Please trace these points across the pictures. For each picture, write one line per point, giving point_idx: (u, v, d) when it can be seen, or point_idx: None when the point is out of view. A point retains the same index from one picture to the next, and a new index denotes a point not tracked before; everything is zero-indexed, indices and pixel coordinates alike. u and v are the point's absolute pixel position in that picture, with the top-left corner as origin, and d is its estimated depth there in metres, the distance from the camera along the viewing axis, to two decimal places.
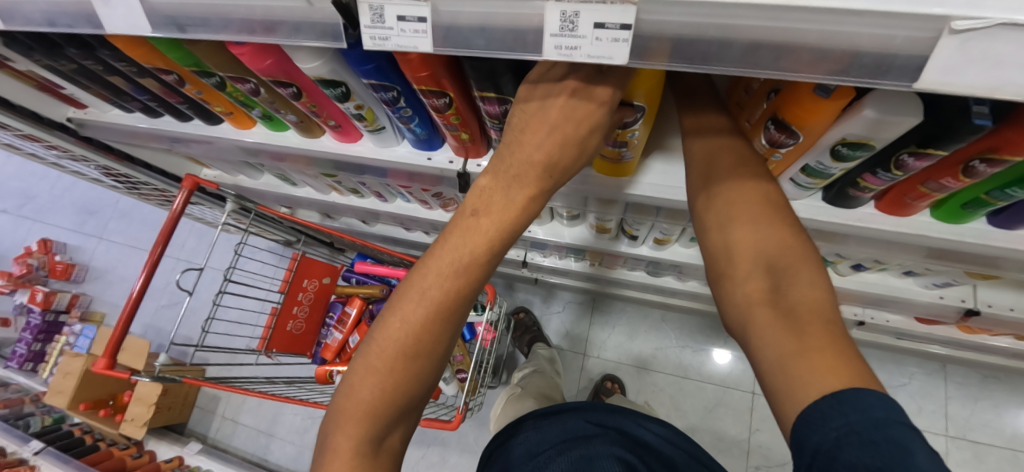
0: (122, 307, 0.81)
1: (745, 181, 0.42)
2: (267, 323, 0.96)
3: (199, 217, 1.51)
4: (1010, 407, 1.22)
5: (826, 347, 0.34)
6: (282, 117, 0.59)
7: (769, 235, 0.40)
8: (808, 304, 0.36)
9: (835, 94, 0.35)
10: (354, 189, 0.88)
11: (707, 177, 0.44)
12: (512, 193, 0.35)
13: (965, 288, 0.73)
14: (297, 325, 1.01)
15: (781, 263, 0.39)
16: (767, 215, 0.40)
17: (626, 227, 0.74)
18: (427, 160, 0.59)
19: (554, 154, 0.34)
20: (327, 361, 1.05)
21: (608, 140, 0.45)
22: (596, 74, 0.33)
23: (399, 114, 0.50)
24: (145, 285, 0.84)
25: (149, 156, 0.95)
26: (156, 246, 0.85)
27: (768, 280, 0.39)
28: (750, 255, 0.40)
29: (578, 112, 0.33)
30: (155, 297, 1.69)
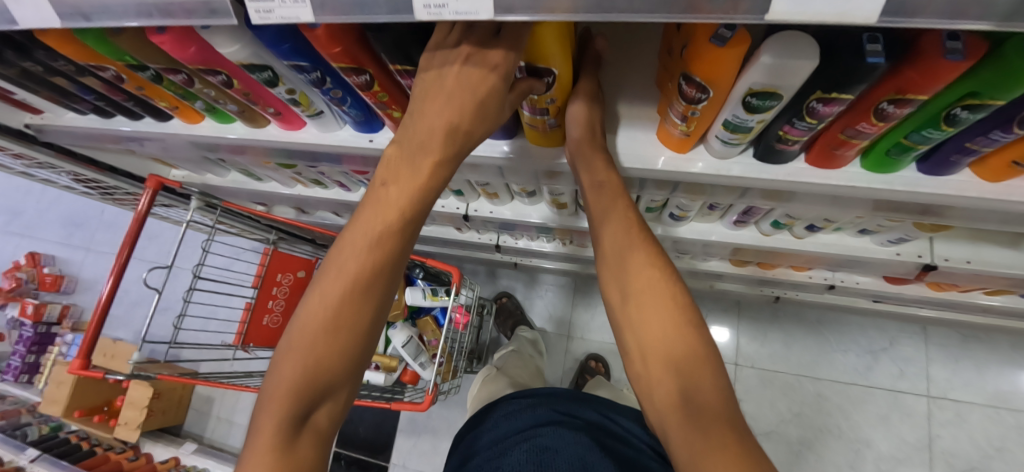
0: (94, 308, 0.82)
1: (643, 274, 0.45)
2: (242, 318, 0.97)
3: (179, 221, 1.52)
4: (991, 364, 1.22)
5: (727, 442, 0.37)
6: (224, 108, 0.60)
7: (672, 338, 0.42)
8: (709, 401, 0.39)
9: (732, 41, 0.35)
10: (317, 179, 0.88)
11: (614, 273, 0.47)
12: (418, 161, 0.37)
13: (922, 244, 0.73)
14: (274, 319, 1.01)
15: (683, 359, 0.42)
16: (675, 322, 0.43)
17: (581, 200, 0.74)
18: (369, 142, 0.59)
19: (455, 119, 0.36)
20: None
21: (530, 109, 0.46)
22: (484, 39, 0.34)
23: (330, 95, 0.51)
24: (116, 284, 0.85)
25: (115, 160, 0.95)
26: (124, 247, 0.85)
27: (678, 385, 0.41)
28: (661, 320, 0.43)
29: (472, 76, 0.35)
30: (145, 304, 1.71)
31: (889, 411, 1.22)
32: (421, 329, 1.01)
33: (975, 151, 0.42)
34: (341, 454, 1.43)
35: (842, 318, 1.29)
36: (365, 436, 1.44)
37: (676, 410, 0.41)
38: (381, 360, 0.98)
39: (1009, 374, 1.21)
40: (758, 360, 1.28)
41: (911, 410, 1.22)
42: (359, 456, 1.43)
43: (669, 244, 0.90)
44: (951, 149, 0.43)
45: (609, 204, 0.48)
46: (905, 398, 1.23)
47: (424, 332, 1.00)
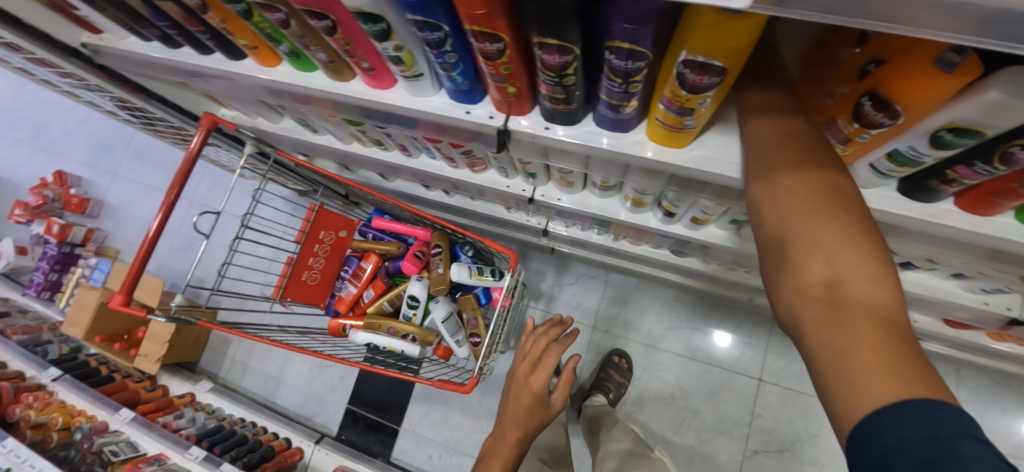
0: (139, 245, 0.79)
1: (786, 154, 0.38)
2: (283, 272, 0.95)
3: (216, 161, 1.47)
4: (1018, 414, 1.21)
5: (878, 346, 0.28)
6: (311, 55, 0.55)
7: (823, 226, 0.33)
8: (865, 289, 0.30)
9: (960, 69, 0.31)
10: (378, 140, 0.83)
11: (761, 163, 0.39)
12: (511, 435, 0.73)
13: (1013, 297, 0.69)
14: (312, 276, 0.99)
15: (834, 240, 0.32)
16: (831, 208, 0.34)
17: (664, 202, 0.69)
18: (465, 114, 0.54)
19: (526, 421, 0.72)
20: (340, 314, 1.02)
21: (671, 106, 0.42)
22: (538, 347, 0.76)
23: (442, 59, 0.46)
24: (163, 223, 0.82)
25: (165, 91, 0.90)
26: (172, 188, 0.82)
27: (822, 268, 0.32)
28: (801, 183, 0.35)
29: (532, 375, 0.73)
30: (168, 237, 1.70)
31: None
32: (461, 305, 0.97)
33: None
34: (352, 411, 1.44)
35: None
36: (377, 398, 1.45)
37: (814, 297, 0.32)
38: (418, 333, 0.94)
39: None
40: (783, 378, 1.26)
41: None
42: (369, 415, 1.44)
43: (733, 257, 0.86)
44: None
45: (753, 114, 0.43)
46: None
47: (463, 309, 0.97)
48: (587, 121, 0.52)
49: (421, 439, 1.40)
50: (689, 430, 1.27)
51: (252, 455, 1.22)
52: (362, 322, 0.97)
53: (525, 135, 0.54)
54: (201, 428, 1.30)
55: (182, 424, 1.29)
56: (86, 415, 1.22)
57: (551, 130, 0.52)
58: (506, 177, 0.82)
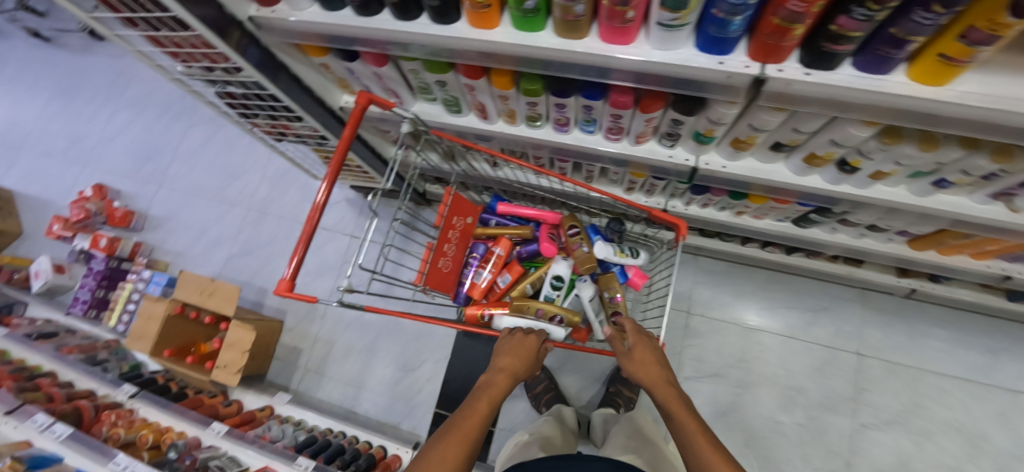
0: (294, 255, 0.75)
1: (661, 375, 0.72)
2: (422, 258, 0.91)
3: (301, 162, 1.44)
4: None
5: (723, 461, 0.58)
6: (564, 10, 0.55)
7: (680, 411, 0.66)
8: (702, 440, 0.61)
9: None
10: (538, 115, 0.82)
11: (653, 374, 0.72)
12: (495, 376, 0.73)
13: None
14: (446, 264, 0.96)
15: (688, 422, 0.64)
16: (680, 404, 0.68)
17: (856, 156, 0.70)
18: (719, 64, 0.56)
19: (513, 368, 0.76)
20: (474, 301, 1.03)
21: (973, 38, 0.44)
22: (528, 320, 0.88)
23: (741, 3, 0.47)
24: (310, 233, 0.77)
25: (303, 72, 0.87)
26: (306, 229, 0.76)
27: (689, 428, 0.63)
28: (671, 392, 0.69)
29: (523, 334, 0.82)
30: (224, 245, 1.61)
31: (1011, 409, 1.22)
32: (604, 285, 1.00)
33: None
34: (441, 415, 1.37)
35: (965, 315, 1.29)
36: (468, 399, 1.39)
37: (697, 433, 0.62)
38: (567, 314, 0.93)
39: None
40: (882, 351, 1.29)
41: None
42: None
43: (875, 219, 0.91)
44: None
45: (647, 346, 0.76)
46: None
47: (605, 289, 0.99)
48: (843, 67, 0.55)
49: None
50: (795, 408, 1.28)
51: (360, 465, 1.15)
52: (504, 308, 0.96)
53: (780, 82, 0.56)
54: (295, 439, 1.24)
55: (275, 436, 1.22)
56: (175, 431, 1.14)
57: (811, 75, 0.54)
58: (669, 147, 0.83)
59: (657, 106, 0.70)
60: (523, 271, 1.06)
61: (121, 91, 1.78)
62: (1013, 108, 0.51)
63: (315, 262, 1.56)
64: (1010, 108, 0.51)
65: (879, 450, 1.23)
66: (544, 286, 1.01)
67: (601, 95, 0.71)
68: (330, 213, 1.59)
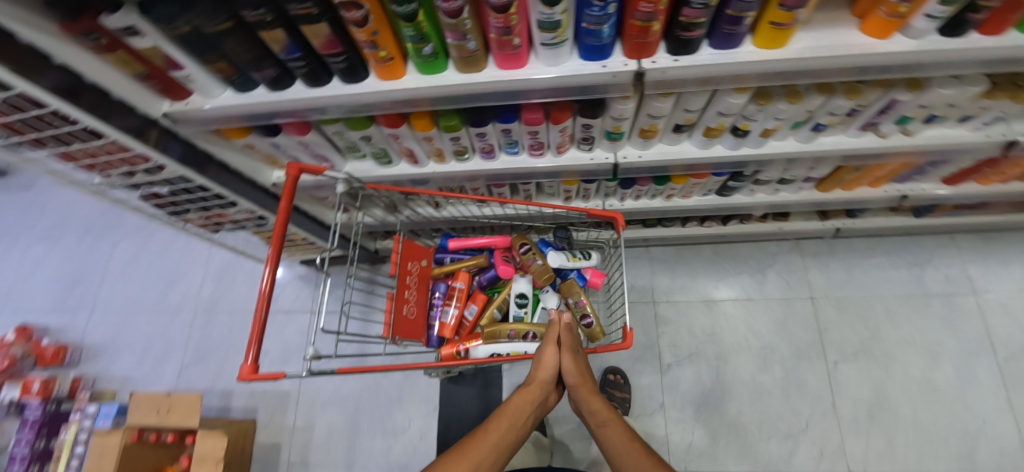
0: (250, 341, 0.73)
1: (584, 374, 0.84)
2: (385, 310, 0.92)
3: (244, 249, 1.41)
4: (1015, 259, 1.39)
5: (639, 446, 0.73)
6: (458, 47, 0.61)
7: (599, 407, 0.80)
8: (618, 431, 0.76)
9: None
10: (464, 148, 0.87)
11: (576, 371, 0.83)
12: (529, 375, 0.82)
13: (1004, 126, 0.88)
14: (410, 310, 0.97)
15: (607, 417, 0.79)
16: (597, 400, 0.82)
17: (743, 121, 0.80)
18: (602, 68, 0.64)
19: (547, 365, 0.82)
20: (446, 340, 1.03)
21: (789, 2, 0.55)
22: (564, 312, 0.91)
23: (604, 11, 0.55)
24: (263, 317, 0.76)
25: (229, 156, 0.89)
26: (258, 313, 0.75)
27: (610, 422, 0.78)
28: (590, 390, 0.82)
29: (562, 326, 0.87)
30: (175, 356, 1.51)
31: (949, 311, 1.35)
32: (566, 291, 1.05)
33: None
34: None
35: (885, 240, 1.44)
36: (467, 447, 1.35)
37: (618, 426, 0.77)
38: (538, 328, 0.97)
39: None
40: (830, 290, 1.40)
41: (966, 309, 1.35)
42: None
43: (780, 172, 1.02)
44: None
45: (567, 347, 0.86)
46: (958, 299, 1.36)
47: (569, 295, 1.05)
48: (703, 48, 0.64)
49: None
50: (774, 364, 1.34)
51: None
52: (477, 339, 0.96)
53: (657, 71, 0.64)
54: None
55: None
56: None
57: (679, 60, 0.63)
58: (589, 150, 0.91)
59: (565, 115, 0.77)
60: (487, 298, 1.08)
61: (35, 224, 1.69)
62: (841, 52, 0.61)
63: (278, 348, 1.49)
64: (837, 53, 0.62)
65: (856, 381, 1.31)
66: (510, 307, 1.04)
67: (514, 117, 0.78)
68: (285, 295, 1.55)
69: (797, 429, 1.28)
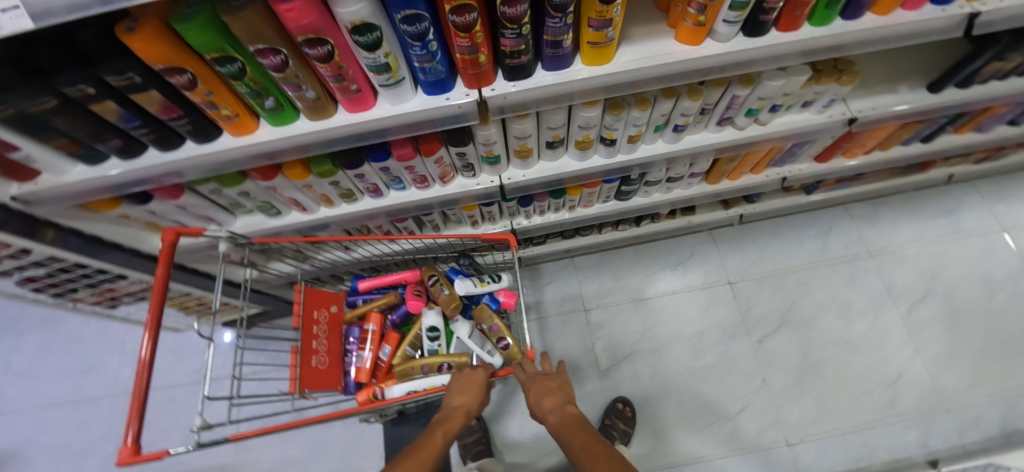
0: (130, 411, 0.68)
1: (547, 391, 0.80)
2: (291, 365, 0.89)
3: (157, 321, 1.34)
4: (905, 218, 1.51)
5: (603, 452, 0.66)
6: (298, 97, 0.62)
7: (566, 419, 0.75)
8: (583, 441, 0.69)
9: None
10: (349, 190, 0.88)
11: (540, 392, 0.80)
12: (450, 408, 0.79)
13: (842, 106, 0.96)
14: (321, 360, 0.93)
15: (574, 428, 0.72)
16: (566, 413, 0.76)
17: (606, 131, 0.85)
18: (446, 100, 0.66)
19: (469, 398, 0.81)
20: (364, 385, 1.01)
21: (596, 23, 0.59)
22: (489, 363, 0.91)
23: (425, 50, 0.58)
24: (145, 385, 0.71)
25: (104, 230, 0.85)
26: (139, 382, 0.70)
27: (577, 432, 0.71)
28: (558, 404, 0.77)
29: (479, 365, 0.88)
30: (99, 449, 1.36)
31: (853, 275, 1.45)
32: (478, 317, 1.04)
33: None
34: None
35: (788, 218, 1.54)
36: None
37: (582, 435, 0.70)
38: (452, 358, 0.98)
39: (918, 218, 1.50)
40: (746, 273, 1.48)
41: (869, 271, 1.46)
42: None
43: (665, 171, 1.08)
44: None
45: (534, 376, 0.84)
46: (860, 263, 1.47)
47: (482, 321, 1.03)
48: (540, 71, 0.68)
49: None
50: (706, 350, 1.39)
51: None
52: (393, 379, 0.98)
53: (498, 98, 0.68)
54: None
55: None
56: None
57: (516, 85, 0.67)
58: (473, 176, 0.94)
59: (435, 146, 0.79)
60: (401, 336, 1.07)
61: None
62: (662, 61, 0.67)
63: (210, 422, 1.40)
64: (657, 63, 0.67)
65: (782, 354, 1.37)
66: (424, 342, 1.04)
67: (387, 154, 0.79)
68: (212, 362, 1.47)
69: (736, 411, 1.31)
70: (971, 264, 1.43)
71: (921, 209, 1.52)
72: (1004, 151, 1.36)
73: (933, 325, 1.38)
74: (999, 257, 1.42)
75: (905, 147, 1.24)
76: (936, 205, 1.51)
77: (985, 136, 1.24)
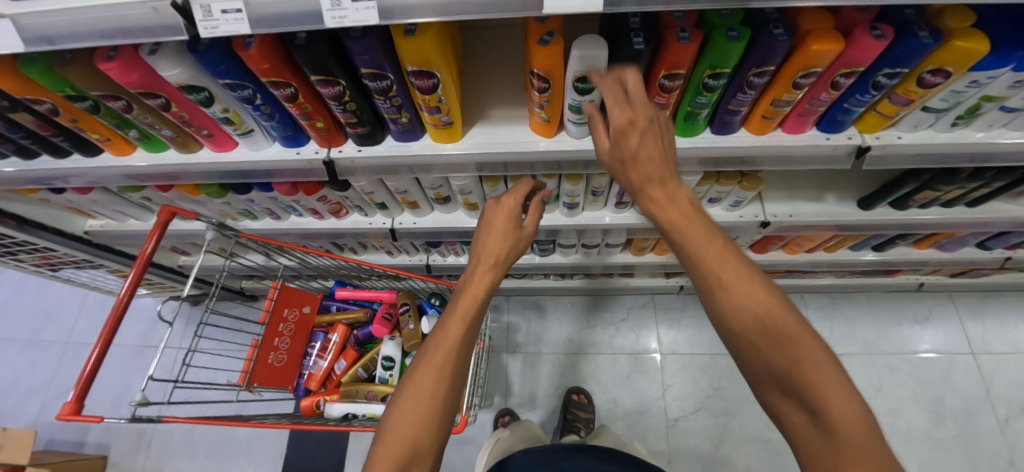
0: (92, 348, 0.74)
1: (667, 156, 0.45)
2: (247, 357, 0.93)
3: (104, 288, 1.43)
4: (857, 321, 1.44)
5: (808, 349, 0.37)
6: (157, 134, 0.67)
7: (743, 281, 0.39)
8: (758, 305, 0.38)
9: (419, 32, 0.49)
10: (246, 210, 0.93)
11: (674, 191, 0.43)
12: (476, 277, 0.52)
13: (757, 207, 0.92)
14: (278, 357, 0.98)
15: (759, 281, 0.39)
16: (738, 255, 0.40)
17: (488, 198, 0.86)
18: (296, 155, 0.70)
19: (498, 256, 0.54)
20: (311, 391, 1.04)
21: (426, 108, 0.60)
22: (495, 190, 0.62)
23: (259, 111, 0.61)
24: (113, 326, 0.77)
25: (32, 211, 0.93)
26: (108, 325, 0.76)
27: (752, 280, 0.38)
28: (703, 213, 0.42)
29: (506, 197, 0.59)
30: (42, 391, 1.50)
31: None
32: None
33: (737, 111, 0.62)
34: None
35: None
36: None
37: (772, 301, 0.38)
38: None
39: (873, 324, 1.42)
40: (677, 346, 1.45)
41: None
42: None
43: (576, 238, 1.06)
44: (723, 112, 0.63)
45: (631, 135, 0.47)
46: None
47: None
48: (389, 139, 0.70)
49: None
50: (614, 418, 1.37)
51: None
52: (337, 395, 0.99)
53: (346, 160, 0.70)
54: None
55: None
56: None
57: (363, 151, 0.69)
58: (366, 215, 0.97)
59: (316, 188, 0.83)
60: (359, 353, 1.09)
61: None
62: (506, 148, 0.67)
63: (141, 387, 1.51)
64: (503, 149, 0.67)
65: (693, 438, 1.33)
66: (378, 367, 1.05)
67: (271, 188, 0.83)
68: (159, 329, 1.58)
69: None
70: (926, 386, 1.34)
71: (887, 316, 1.43)
72: (981, 271, 1.24)
73: None
74: (957, 383, 1.33)
75: (853, 253, 1.17)
76: (905, 312, 1.43)
77: (950, 255, 1.14)
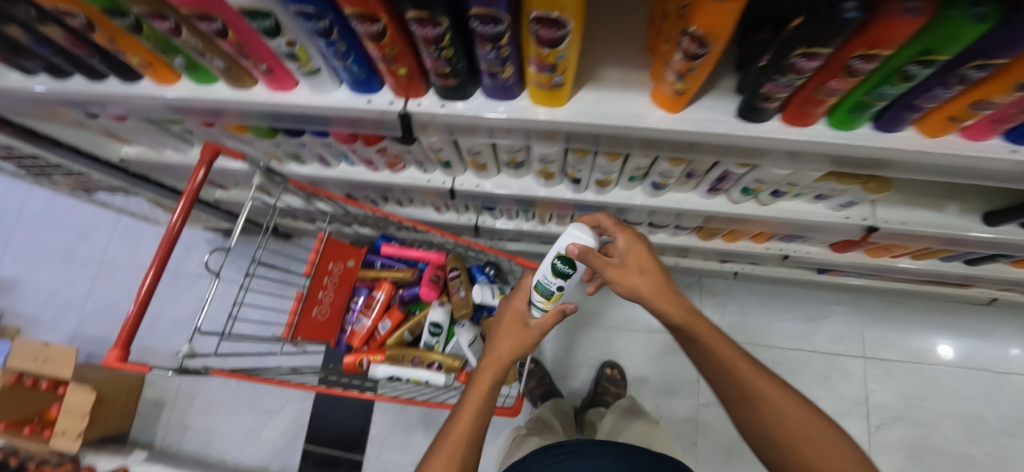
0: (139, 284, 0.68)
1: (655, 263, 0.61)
2: (292, 309, 0.88)
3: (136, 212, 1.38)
4: (913, 328, 1.36)
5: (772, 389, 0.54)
6: (208, 64, 0.56)
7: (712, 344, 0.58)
8: (730, 361, 0.56)
9: None
10: (295, 154, 0.84)
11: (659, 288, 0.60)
12: (493, 360, 0.64)
13: (866, 208, 0.80)
14: (321, 311, 0.93)
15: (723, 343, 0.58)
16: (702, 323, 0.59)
17: (569, 169, 0.75)
18: (367, 103, 0.59)
19: (511, 348, 0.66)
20: (353, 348, 1.01)
21: (539, 65, 0.48)
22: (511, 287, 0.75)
23: (334, 48, 0.50)
24: (163, 260, 0.71)
25: (64, 132, 0.85)
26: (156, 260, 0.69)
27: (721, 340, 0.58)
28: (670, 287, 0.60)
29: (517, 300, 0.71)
30: (79, 305, 1.52)
31: (831, 370, 1.34)
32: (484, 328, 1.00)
33: (921, 108, 0.49)
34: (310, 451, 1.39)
35: (787, 288, 1.41)
36: (336, 432, 1.41)
37: (738, 357, 0.57)
38: (445, 359, 0.94)
39: (930, 333, 1.35)
40: (718, 332, 1.40)
41: (849, 369, 1.35)
42: (331, 452, 1.40)
43: (646, 217, 0.95)
44: (902, 106, 0.50)
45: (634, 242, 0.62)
46: (844, 360, 1.35)
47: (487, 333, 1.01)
48: (479, 95, 0.59)
49: (388, 464, 1.37)
50: (645, 396, 1.35)
51: None
52: (382, 355, 0.95)
53: (424, 115, 0.59)
54: None
55: None
56: None
57: (448, 106, 0.58)
58: (425, 172, 0.87)
59: (377, 139, 0.73)
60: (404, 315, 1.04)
61: None
62: (618, 122, 0.55)
63: (175, 313, 1.52)
64: (615, 123, 0.55)
65: (721, 425, 1.32)
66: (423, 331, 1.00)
67: (326, 133, 0.73)
68: (191, 256, 1.56)
69: None
70: (970, 402, 1.30)
71: (945, 327, 1.36)
72: None
73: (893, 448, 1.29)
74: (1003, 405, 1.29)
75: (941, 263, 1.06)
76: (967, 325, 1.35)
77: None
